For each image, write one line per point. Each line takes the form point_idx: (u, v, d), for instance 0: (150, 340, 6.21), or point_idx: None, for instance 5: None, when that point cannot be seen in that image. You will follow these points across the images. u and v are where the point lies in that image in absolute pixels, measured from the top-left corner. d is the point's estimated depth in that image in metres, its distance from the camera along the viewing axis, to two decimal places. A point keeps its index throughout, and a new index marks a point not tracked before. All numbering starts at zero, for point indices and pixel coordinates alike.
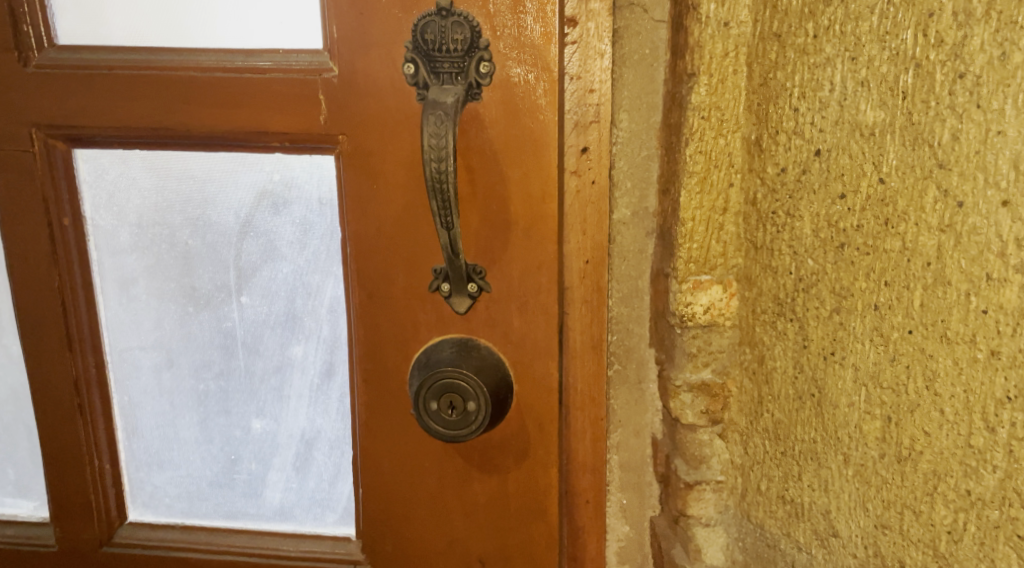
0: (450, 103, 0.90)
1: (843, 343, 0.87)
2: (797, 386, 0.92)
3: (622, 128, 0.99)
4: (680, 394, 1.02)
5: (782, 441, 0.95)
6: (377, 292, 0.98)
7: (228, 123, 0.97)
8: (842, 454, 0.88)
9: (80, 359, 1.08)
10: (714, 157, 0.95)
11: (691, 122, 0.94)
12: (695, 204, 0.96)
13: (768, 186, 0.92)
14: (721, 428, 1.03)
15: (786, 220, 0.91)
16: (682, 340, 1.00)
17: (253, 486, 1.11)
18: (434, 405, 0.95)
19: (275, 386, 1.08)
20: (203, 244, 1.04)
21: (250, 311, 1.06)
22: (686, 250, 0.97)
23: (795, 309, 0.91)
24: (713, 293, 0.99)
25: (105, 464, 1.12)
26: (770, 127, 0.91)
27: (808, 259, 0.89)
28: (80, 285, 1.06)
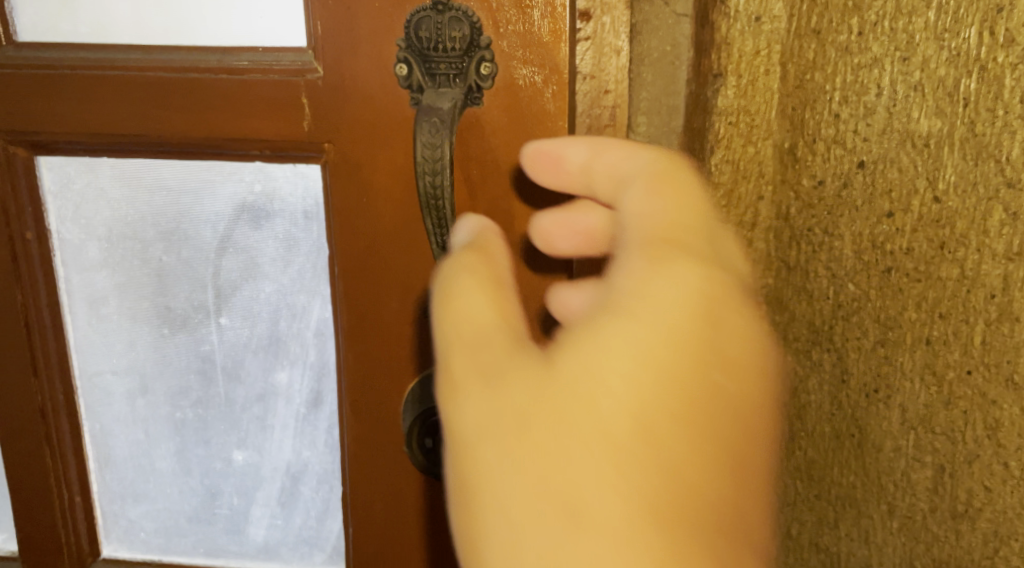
0: (450, 110, 0.78)
1: (889, 380, 0.78)
2: (834, 425, 0.82)
3: (640, 133, 0.90)
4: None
5: None
6: (367, 316, 0.88)
7: (205, 128, 0.88)
8: (887, 502, 0.81)
9: (46, 383, 1.00)
10: (743, 166, 0.82)
11: (718, 128, 0.81)
12: None
13: (802, 200, 0.80)
14: None
15: (823, 238, 0.80)
16: None
17: (235, 522, 1.03)
18: (428, 443, 0.90)
19: (258, 416, 0.99)
20: (178, 260, 0.95)
21: (230, 334, 0.96)
22: None
23: (833, 338, 0.80)
24: None
25: (75, 497, 1.03)
26: (806, 135, 0.79)
27: (848, 283, 0.79)
28: (45, 304, 0.98)
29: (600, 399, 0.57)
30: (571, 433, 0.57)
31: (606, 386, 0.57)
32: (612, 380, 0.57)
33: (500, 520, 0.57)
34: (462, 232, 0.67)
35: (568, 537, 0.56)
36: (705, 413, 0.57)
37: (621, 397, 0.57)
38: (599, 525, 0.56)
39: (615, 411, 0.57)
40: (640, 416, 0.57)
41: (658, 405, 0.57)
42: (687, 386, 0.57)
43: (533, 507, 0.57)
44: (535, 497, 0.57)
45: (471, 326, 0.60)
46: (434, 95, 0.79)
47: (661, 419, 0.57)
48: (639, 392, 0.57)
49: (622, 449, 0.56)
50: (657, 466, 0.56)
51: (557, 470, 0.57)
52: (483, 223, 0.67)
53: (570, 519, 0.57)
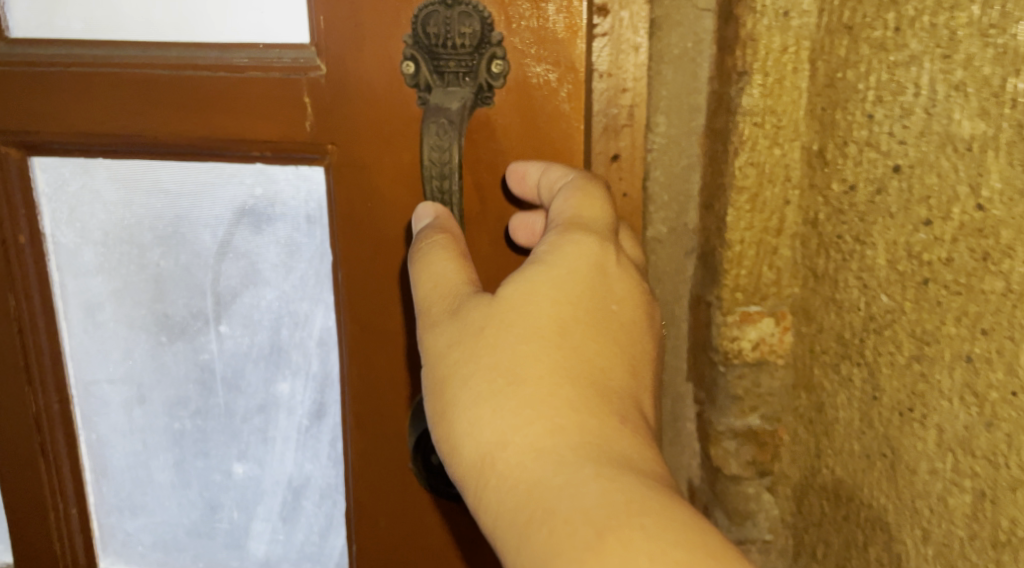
0: (460, 112, 0.73)
1: (924, 398, 0.72)
2: (864, 443, 0.78)
3: (659, 133, 0.86)
4: (723, 442, 0.88)
5: (844, 504, 0.81)
6: (372, 326, 0.83)
7: (201, 129, 0.83)
8: (920, 529, 0.74)
9: (40, 392, 0.96)
10: (768, 170, 0.81)
11: (742, 129, 0.80)
12: (744, 225, 0.82)
13: (831, 206, 0.78)
14: (769, 480, 0.89)
15: (854, 246, 0.77)
16: (726, 381, 0.86)
17: (235, 536, 0.99)
18: (435, 460, 0.83)
19: (259, 428, 0.94)
20: (176, 265, 0.91)
21: (230, 342, 0.92)
22: (733, 277, 0.83)
23: (863, 352, 0.77)
24: (764, 326, 0.85)
25: (71, 509, 1.00)
26: (837, 136, 0.77)
27: (881, 294, 0.75)
28: (39, 311, 0.94)
29: (526, 317, 0.66)
30: (506, 350, 0.65)
31: (526, 308, 0.66)
32: (538, 305, 0.66)
33: (470, 430, 0.64)
34: (426, 213, 0.72)
35: (517, 430, 0.63)
36: (610, 328, 0.68)
37: (543, 312, 0.66)
38: (538, 418, 0.63)
39: (544, 329, 0.66)
40: (559, 329, 0.66)
41: (572, 321, 0.66)
42: (603, 302, 0.68)
43: (486, 405, 0.64)
44: (488, 394, 0.65)
45: (440, 289, 0.69)
46: (443, 96, 0.75)
47: (577, 334, 0.66)
48: (554, 317, 0.66)
49: (549, 355, 0.65)
50: (574, 371, 0.65)
51: (508, 373, 0.65)
52: (437, 208, 0.72)
53: (515, 412, 0.64)
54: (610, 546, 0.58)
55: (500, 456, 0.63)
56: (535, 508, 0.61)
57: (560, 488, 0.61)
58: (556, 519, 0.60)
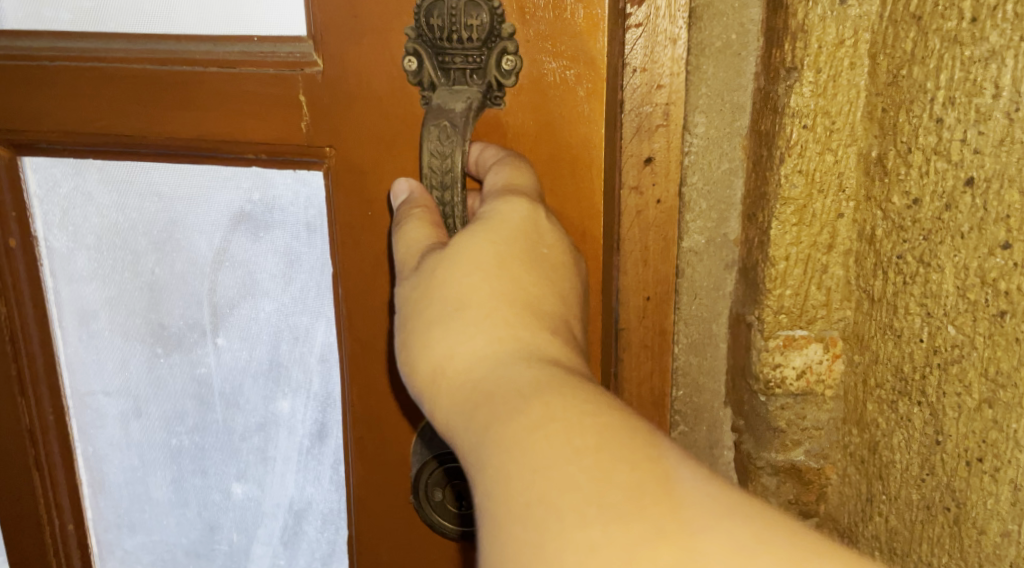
0: (470, 116, 0.65)
1: (997, 449, 0.62)
2: (924, 492, 0.69)
3: (698, 134, 0.77)
4: (762, 477, 0.80)
5: (900, 559, 0.72)
6: (374, 348, 0.75)
7: (193, 129, 0.76)
8: None
9: (34, 403, 0.91)
10: (819, 178, 0.72)
11: (789, 132, 0.70)
12: (790, 240, 0.73)
13: (891, 221, 0.69)
14: (814, 522, 0.81)
15: (917, 268, 0.67)
16: (767, 411, 0.78)
17: (235, 558, 0.91)
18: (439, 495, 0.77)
19: (258, 447, 0.86)
20: (171, 274, 0.84)
21: (228, 356, 0.84)
22: (776, 298, 0.74)
23: (925, 390, 0.67)
24: (811, 353, 0.76)
25: (68, 524, 0.94)
26: (900, 141, 0.67)
27: (948, 326, 0.65)
28: (32, 318, 0.89)
29: (469, 239, 0.58)
30: (450, 275, 0.57)
31: (472, 232, 0.59)
32: (480, 231, 0.59)
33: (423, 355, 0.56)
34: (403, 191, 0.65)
35: (459, 348, 0.55)
36: (556, 258, 0.60)
37: (487, 235, 0.58)
38: (481, 333, 0.55)
39: (486, 249, 0.58)
40: (504, 250, 0.58)
41: (519, 246, 0.59)
42: (551, 231, 0.61)
43: (429, 327, 0.56)
44: (433, 318, 0.57)
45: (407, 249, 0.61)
46: (454, 95, 0.66)
47: (523, 257, 0.58)
48: (498, 246, 0.58)
49: (493, 272, 0.57)
50: (519, 294, 0.57)
51: (454, 296, 0.57)
52: (415, 185, 0.65)
53: (455, 332, 0.56)
54: (538, 417, 0.50)
55: (448, 372, 0.55)
56: (476, 407, 0.52)
57: (499, 387, 0.53)
58: (492, 410, 0.51)
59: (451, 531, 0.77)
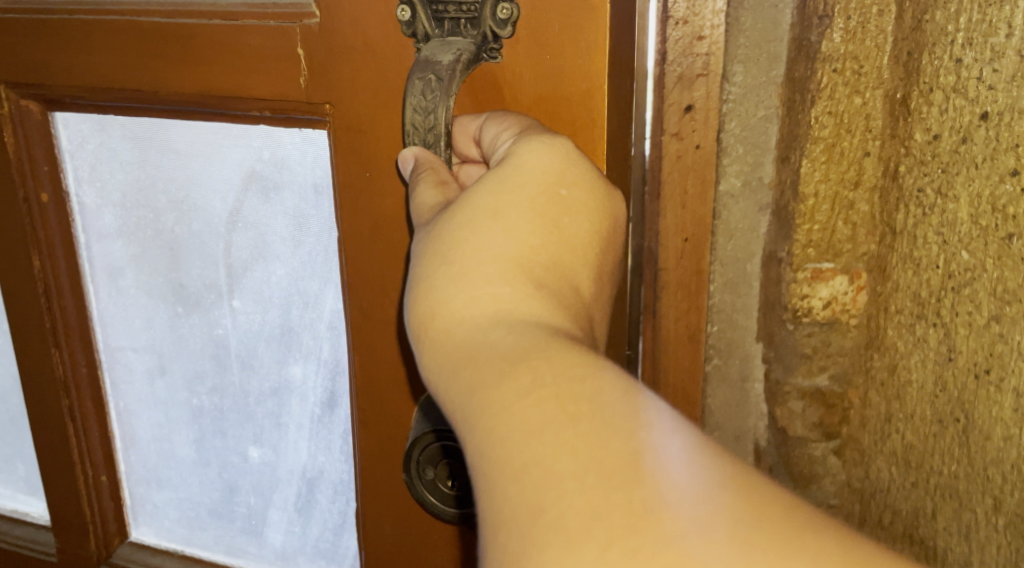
0: (458, 69, 0.60)
1: (1003, 360, 0.64)
2: (937, 408, 0.69)
3: (736, 83, 0.71)
4: (789, 402, 0.76)
5: (914, 471, 0.72)
6: (374, 313, 0.72)
7: (199, 84, 0.74)
8: (991, 498, 0.66)
9: (66, 355, 0.90)
10: (848, 119, 0.69)
11: (819, 77, 0.67)
12: (820, 176, 0.70)
13: (914, 158, 0.67)
14: (838, 444, 0.77)
15: (935, 200, 0.66)
16: (793, 340, 0.74)
17: (254, 522, 0.88)
18: (428, 475, 0.68)
19: (273, 412, 0.84)
20: (190, 233, 0.83)
21: (243, 319, 0.82)
22: (806, 232, 0.71)
23: (940, 312, 0.67)
24: (837, 284, 0.73)
25: (100, 476, 0.94)
26: (920, 83, 0.65)
27: (962, 251, 0.65)
28: (64, 267, 0.88)
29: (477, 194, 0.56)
30: (452, 226, 0.55)
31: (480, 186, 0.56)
32: (492, 183, 0.56)
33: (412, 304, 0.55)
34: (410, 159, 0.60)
35: (450, 302, 0.53)
36: (570, 206, 0.57)
37: (492, 186, 0.56)
38: (478, 289, 0.53)
39: (486, 200, 0.55)
40: (510, 199, 0.55)
41: (526, 195, 0.56)
42: (570, 175, 0.57)
43: (423, 281, 0.55)
44: (427, 274, 0.55)
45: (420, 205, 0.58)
46: (448, 49, 0.61)
47: (531, 208, 0.55)
48: (505, 196, 0.55)
49: (491, 222, 0.55)
50: (510, 246, 0.54)
51: (440, 248, 0.55)
52: (417, 149, 0.60)
53: (449, 287, 0.54)
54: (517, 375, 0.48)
55: (433, 324, 0.54)
56: (457, 367, 0.51)
57: (481, 346, 0.51)
58: (476, 370, 0.50)
59: (437, 514, 0.70)
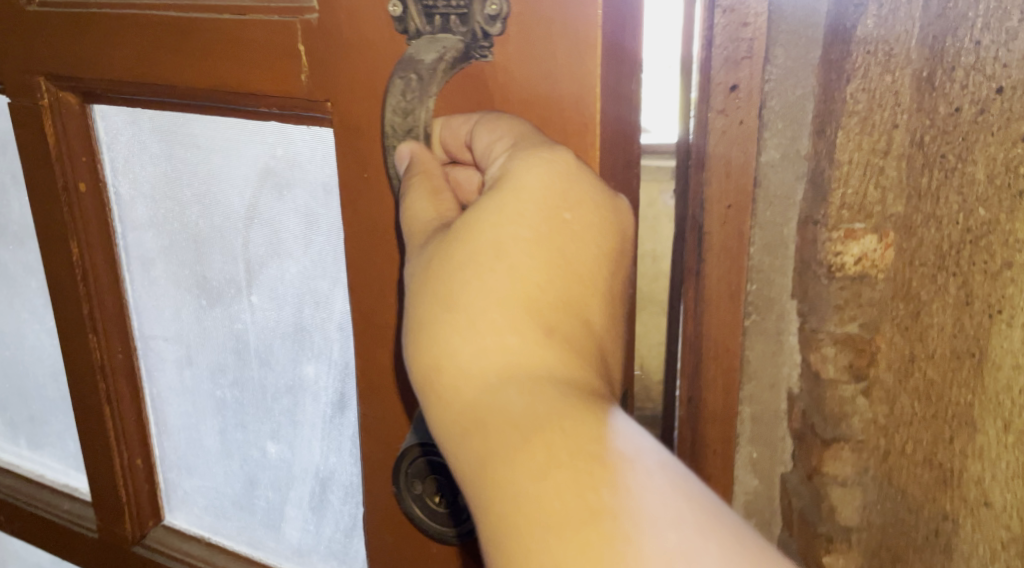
0: (440, 69, 0.59)
1: (1013, 301, 0.74)
2: (955, 343, 0.77)
3: (777, 64, 0.79)
4: (822, 347, 0.84)
5: (934, 404, 0.79)
6: (375, 318, 0.70)
7: (211, 79, 0.73)
8: (1001, 420, 0.77)
9: (104, 342, 0.88)
10: (879, 96, 0.75)
11: (854, 58, 0.74)
12: (852, 146, 0.77)
13: (937, 130, 0.74)
14: (865, 385, 0.83)
15: (955, 165, 0.74)
16: (827, 292, 0.82)
17: (272, 516, 0.88)
18: (418, 489, 0.66)
19: (289, 409, 0.83)
20: (212, 226, 0.82)
21: (261, 314, 0.82)
22: (839, 195, 0.78)
23: (959, 262, 0.75)
24: (866, 242, 0.79)
25: (137, 460, 0.93)
26: (946, 62, 0.72)
27: (979, 208, 0.73)
28: (99, 250, 0.87)
29: (479, 231, 0.54)
30: (454, 272, 0.54)
31: (482, 219, 0.54)
32: (489, 218, 0.54)
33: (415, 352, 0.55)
34: (406, 155, 0.60)
35: (456, 355, 0.54)
36: (575, 229, 0.55)
37: (493, 220, 0.54)
38: (483, 340, 0.53)
39: (487, 240, 0.54)
40: (511, 236, 0.54)
41: (529, 228, 0.54)
42: (571, 190, 0.55)
43: (424, 328, 0.54)
44: (427, 320, 0.54)
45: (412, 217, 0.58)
46: (437, 48, 0.59)
47: (535, 241, 0.54)
48: (505, 234, 0.54)
49: (493, 265, 0.54)
50: (514, 289, 0.54)
51: (441, 293, 0.54)
52: (411, 149, 0.60)
53: (451, 338, 0.54)
54: (535, 456, 0.50)
55: (437, 377, 0.54)
56: (468, 433, 0.52)
57: (492, 412, 0.52)
58: (487, 441, 0.51)
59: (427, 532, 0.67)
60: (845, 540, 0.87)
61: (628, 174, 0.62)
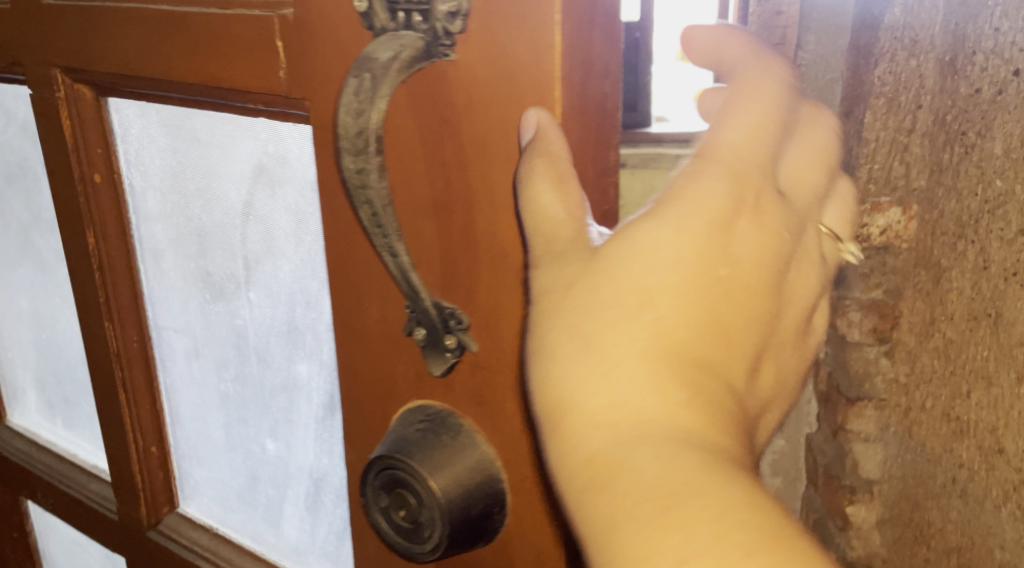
0: (391, 69, 0.55)
1: None
2: (972, 306, 0.91)
3: (814, 57, 1.00)
4: (849, 312, 1.01)
5: (953, 360, 0.94)
6: (352, 322, 0.67)
7: (201, 73, 0.72)
8: (1015, 371, 0.88)
9: (119, 330, 0.87)
10: (904, 78, 0.90)
11: (883, 44, 0.90)
12: (880, 126, 0.93)
13: (958, 109, 0.88)
14: (888, 347, 1.01)
15: (975, 141, 0.87)
16: (857, 260, 0.99)
17: (272, 514, 0.87)
18: (383, 503, 0.63)
19: (284, 408, 0.82)
20: (212, 221, 0.82)
21: (258, 311, 0.81)
22: (868, 170, 0.95)
23: (977, 231, 0.89)
24: (891, 215, 0.96)
25: (151, 447, 0.91)
26: (966, 47, 0.86)
27: (997, 179, 0.86)
28: (115, 237, 0.86)
29: (619, 263, 0.51)
30: (593, 311, 0.51)
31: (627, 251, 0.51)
32: (641, 257, 0.51)
33: (545, 388, 0.52)
34: (529, 126, 0.54)
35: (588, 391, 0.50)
36: (733, 283, 0.51)
37: (646, 260, 0.51)
38: (620, 380, 0.50)
39: (633, 282, 0.51)
40: (669, 282, 0.51)
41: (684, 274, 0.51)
42: (735, 238, 0.52)
43: (559, 369, 0.51)
44: (561, 360, 0.51)
45: (530, 205, 0.54)
46: (394, 43, 0.55)
47: (689, 288, 0.51)
48: (660, 278, 0.51)
49: (640, 312, 0.50)
50: (659, 340, 0.50)
51: (584, 333, 0.51)
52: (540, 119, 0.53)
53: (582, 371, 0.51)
54: (667, 526, 0.46)
55: (569, 419, 0.51)
56: (598, 486, 0.49)
57: (625, 470, 0.48)
58: (613, 498, 0.48)
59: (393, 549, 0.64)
60: (867, 491, 1.07)
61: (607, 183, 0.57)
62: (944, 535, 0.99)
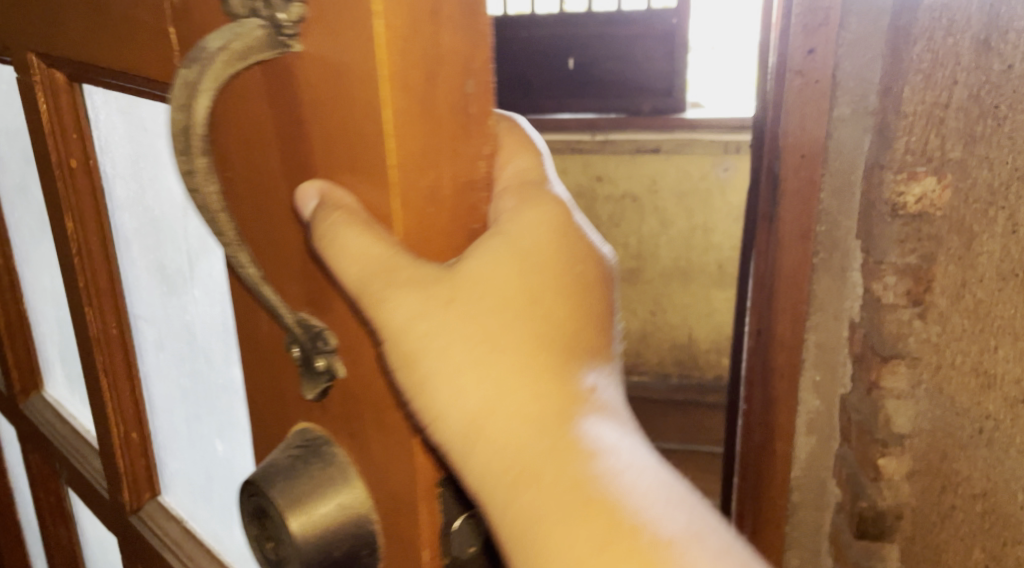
0: (217, 59, 0.50)
1: None
2: (1002, 266, 0.83)
3: (850, 29, 0.88)
4: (885, 275, 0.90)
5: (983, 320, 0.85)
6: (249, 336, 0.61)
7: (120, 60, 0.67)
8: None
9: (100, 316, 0.82)
10: (942, 56, 0.83)
11: (921, 22, 0.83)
12: (917, 100, 0.84)
13: (991, 83, 0.81)
14: (921, 308, 0.89)
15: (1006, 115, 0.81)
16: (892, 227, 0.89)
17: (224, 513, 0.86)
18: (252, 530, 0.59)
19: (229, 408, 0.82)
20: (162, 214, 0.80)
21: (203, 310, 0.80)
22: (904, 142, 0.86)
23: (1009, 196, 0.82)
24: (926, 183, 0.86)
25: (133, 432, 0.86)
26: (1001, 25, 0.80)
27: None
28: (93, 220, 0.79)
29: (472, 275, 0.51)
30: (474, 312, 0.50)
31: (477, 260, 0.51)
32: (510, 259, 0.51)
33: (440, 403, 0.50)
34: (308, 195, 0.51)
35: (473, 415, 0.50)
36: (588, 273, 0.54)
37: (517, 259, 0.52)
38: (503, 402, 0.50)
39: (505, 281, 0.51)
40: (535, 283, 0.52)
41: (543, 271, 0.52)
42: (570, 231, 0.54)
43: (450, 378, 0.50)
44: (452, 367, 0.50)
45: (343, 253, 0.50)
46: (255, 40, 0.50)
47: (548, 285, 0.52)
48: (525, 280, 0.52)
49: (520, 309, 0.51)
50: (543, 336, 0.51)
51: (472, 336, 0.50)
52: (320, 188, 0.51)
53: (459, 398, 0.50)
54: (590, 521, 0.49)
55: (474, 427, 0.50)
56: (518, 486, 0.50)
57: (538, 467, 0.50)
58: (542, 497, 0.49)
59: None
60: (898, 445, 0.92)
61: (467, 196, 0.52)
62: (972, 482, 0.89)
